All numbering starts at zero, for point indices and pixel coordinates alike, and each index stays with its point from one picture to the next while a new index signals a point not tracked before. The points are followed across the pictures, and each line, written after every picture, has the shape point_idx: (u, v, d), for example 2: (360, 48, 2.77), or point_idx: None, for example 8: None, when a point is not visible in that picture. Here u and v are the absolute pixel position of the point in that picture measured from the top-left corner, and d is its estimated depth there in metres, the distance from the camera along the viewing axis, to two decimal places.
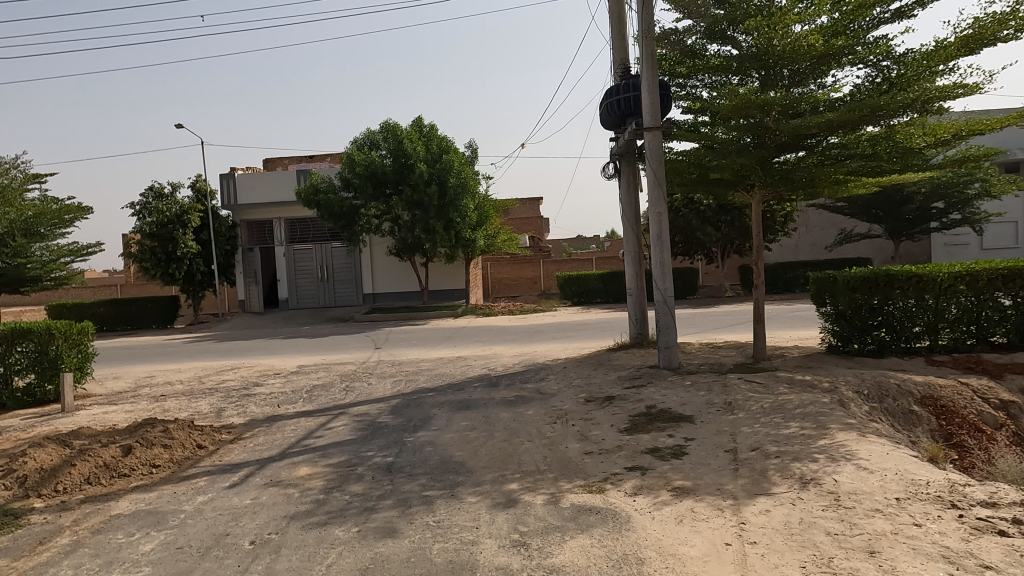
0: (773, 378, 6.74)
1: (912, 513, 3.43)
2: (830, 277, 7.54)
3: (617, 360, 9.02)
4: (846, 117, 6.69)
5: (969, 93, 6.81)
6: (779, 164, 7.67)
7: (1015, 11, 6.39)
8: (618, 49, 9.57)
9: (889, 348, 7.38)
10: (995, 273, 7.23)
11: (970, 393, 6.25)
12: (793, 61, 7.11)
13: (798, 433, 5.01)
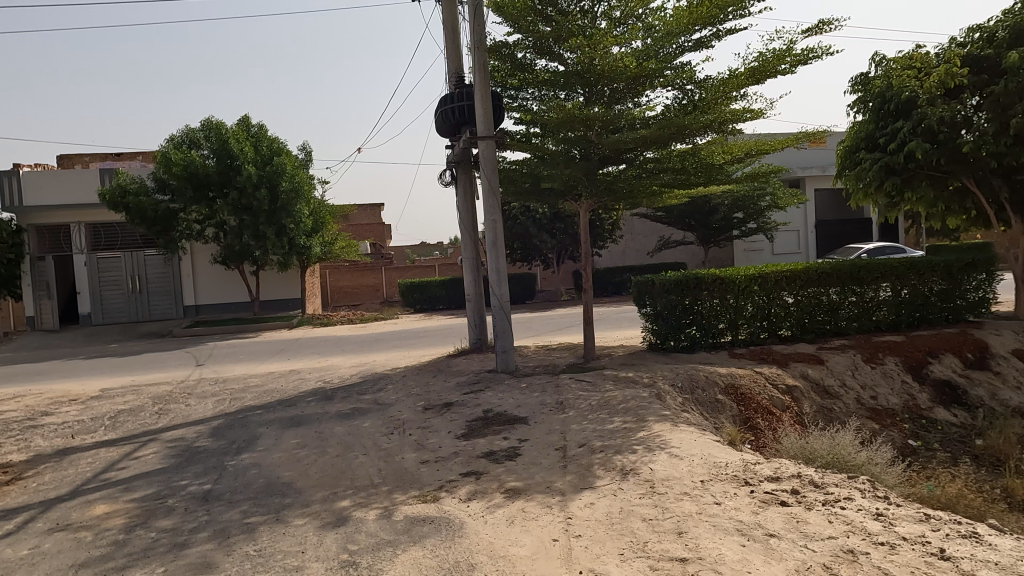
0: (600, 377, 7.17)
1: (713, 493, 3.81)
2: (648, 279, 8.13)
3: (456, 366, 9.07)
4: (656, 134, 7.30)
5: (756, 117, 7.75)
6: (603, 175, 8.21)
7: (789, 49, 7.40)
8: (452, 58, 9.67)
9: (699, 343, 8.18)
10: (781, 275, 8.33)
11: (762, 379, 7.10)
12: (612, 79, 7.62)
13: (620, 427, 5.37)
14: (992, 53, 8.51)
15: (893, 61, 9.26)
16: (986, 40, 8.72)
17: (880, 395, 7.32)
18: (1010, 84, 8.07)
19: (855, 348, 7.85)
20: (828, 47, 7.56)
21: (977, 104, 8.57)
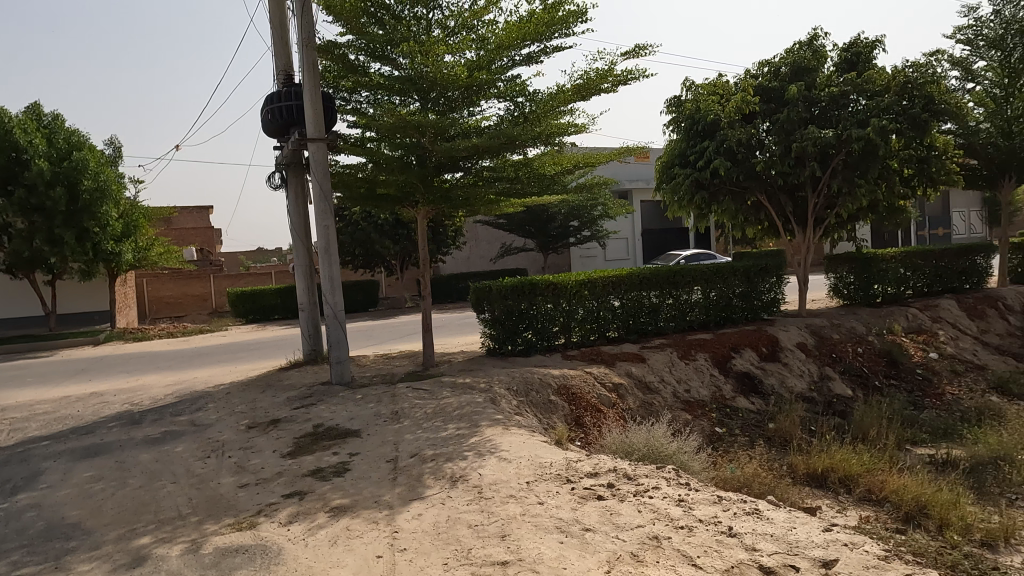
0: (437, 384, 7.14)
1: (537, 493, 3.93)
2: (486, 286, 8.23)
3: (287, 380, 8.56)
4: (489, 143, 7.44)
5: (581, 131, 8.21)
6: (439, 182, 8.22)
7: (610, 70, 7.92)
8: (280, 54, 9.16)
9: (535, 347, 8.44)
10: (608, 280, 8.85)
11: (591, 379, 7.48)
12: (445, 87, 7.64)
13: (453, 434, 5.38)
14: (777, 85, 9.75)
15: (700, 86, 10.25)
16: (773, 74, 9.96)
17: (692, 388, 8.01)
18: (791, 113, 9.30)
19: (672, 346, 8.54)
20: (643, 70, 8.19)
21: (767, 129, 9.76)
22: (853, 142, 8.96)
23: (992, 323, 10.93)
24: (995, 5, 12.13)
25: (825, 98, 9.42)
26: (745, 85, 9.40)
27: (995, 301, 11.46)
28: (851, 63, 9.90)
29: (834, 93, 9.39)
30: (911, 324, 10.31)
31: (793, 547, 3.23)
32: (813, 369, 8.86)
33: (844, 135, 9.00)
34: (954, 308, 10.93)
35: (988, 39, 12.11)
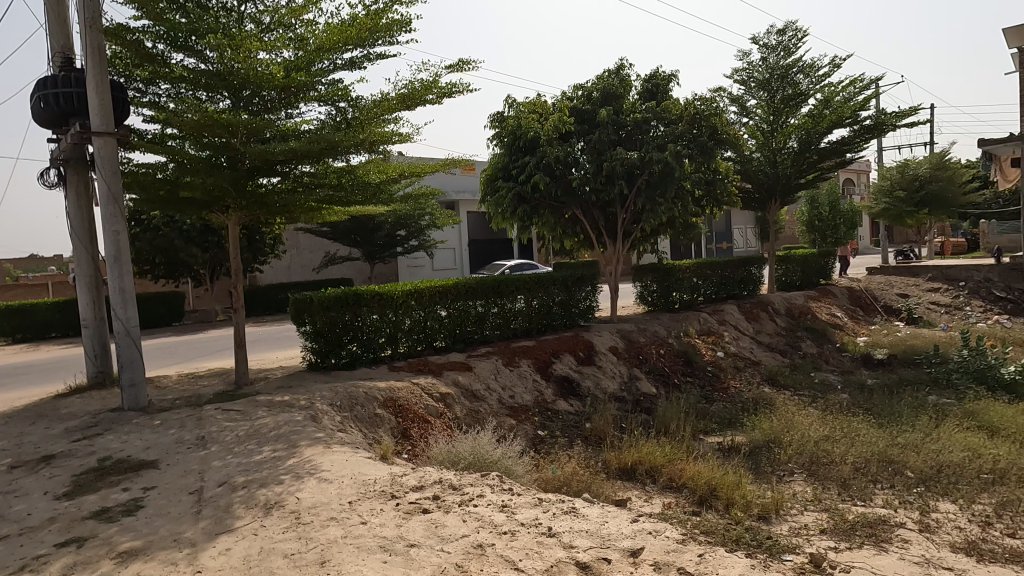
0: (251, 404, 6.60)
1: (360, 512, 3.79)
2: (306, 297, 7.79)
3: (65, 408, 7.38)
4: (308, 147, 7.09)
5: (405, 140, 8.15)
6: (253, 186, 7.65)
7: (434, 82, 7.96)
8: (57, 33, 7.96)
9: (360, 360, 8.13)
10: (434, 290, 8.82)
11: (418, 390, 7.37)
12: (259, 86, 7.14)
13: (269, 457, 5.00)
14: (590, 108, 10.49)
15: (521, 104, 10.67)
16: (586, 97, 10.69)
17: (516, 394, 8.25)
18: (602, 135, 10.06)
19: (497, 354, 8.75)
20: (467, 84, 8.35)
21: (581, 148, 10.45)
22: (654, 164, 9.92)
23: (764, 325, 12.71)
24: (762, 52, 14.22)
25: (631, 122, 10.32)
26: (561, 106, 9.98)
27: (766, 305, 13.34)
28: (651, 93, 10.97)
29: (637, 119, 10.32)
30: (703, 326, 11.63)
31: (605, 540, 3.46)
32: (623, 370, 9.61)
33: (646, 157, 9.93)
34: (736, 312, 12.53)
35: (758, 81, 14.16)
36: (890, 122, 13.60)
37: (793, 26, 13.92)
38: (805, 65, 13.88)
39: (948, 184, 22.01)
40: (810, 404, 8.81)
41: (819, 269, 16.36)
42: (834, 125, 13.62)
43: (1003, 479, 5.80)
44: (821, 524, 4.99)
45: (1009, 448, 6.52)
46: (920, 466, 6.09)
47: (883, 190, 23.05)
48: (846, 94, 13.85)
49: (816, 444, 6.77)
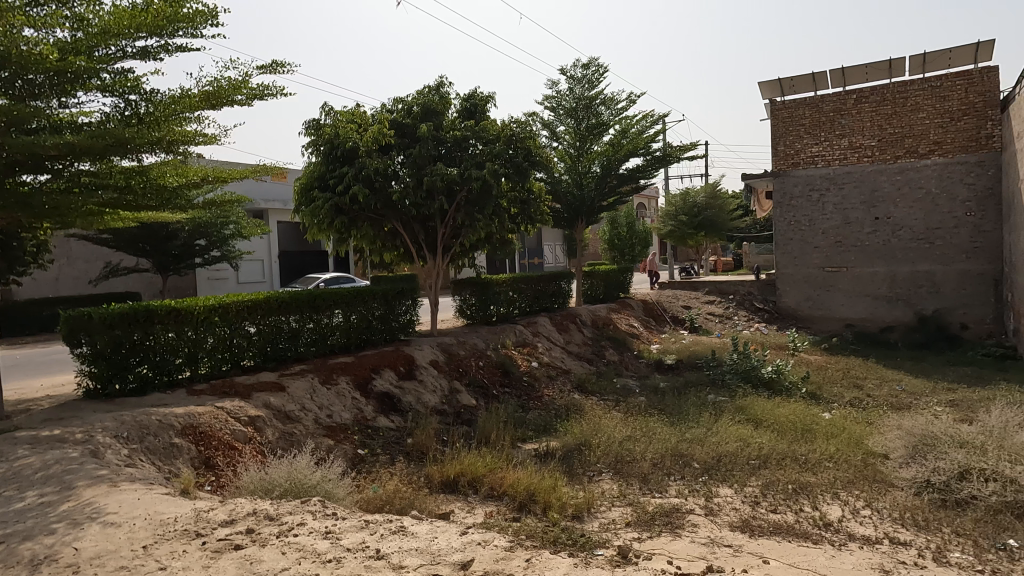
0: (8, 442, 5.54)
1: (159, 557, 3.36)
2: (84, 314, 6.77)
3: None
4: (89, 143, 6.19)
5: (209, 142, 7.47)
6: (13, 185, 6.52)
7: (244, 82, 7.41)
8: None
9: (152, 384, 7.19)
10: (242, 304, 8.10)
11: (223, 414, 6.69)
12: (24, 69, 6.09)
13: (35, 504, 4.23)
14: (410, 122, 10.49)
15: (339, 113, 10.34)
16: (406, 111, 10.67)
17: (334, 413, 7.86)
18: (422, 150, 10.10)
19: (313, 372, 8.29)
20: (280, 88, 7.89)
21: (402, 162, 10.38)
22: (473, 181, 10.18)
23: (573, 335, 13.59)
24: (570, 83, 15.34)
25: (451, 139, 10.49)
26: (381, 118, 9.85)
27: (575, 317, 14.28)
28: (470, 112, 11.27)
29: (457, 136, 10.52)
30: (519, 338, 12.13)
31: (435, 556, 3.45)
32: (444, 384, 9.65)
33: (466, 174, 10.16)
34: (548, 324, 13.26)
35: (566, 109, 15.23)
36: (676, 154, 15.42)
37: (595, 61, 15.21)
38: (606, 98, 15.24)
39: (719, 211, 25.48)
40: (614, 408, 9.60)
41: (619, 284, 17.93)
42: (630, 154, 15.11)
43: (766, 463, 6.83)
44: (627, 517, 5.45)
45: (769, 436, 7.68)
46: (703, 458, 6.93)
47: (669, 214, 25.99)
48: (640, 126, 15.44)
49: (620, 444, 7.38)
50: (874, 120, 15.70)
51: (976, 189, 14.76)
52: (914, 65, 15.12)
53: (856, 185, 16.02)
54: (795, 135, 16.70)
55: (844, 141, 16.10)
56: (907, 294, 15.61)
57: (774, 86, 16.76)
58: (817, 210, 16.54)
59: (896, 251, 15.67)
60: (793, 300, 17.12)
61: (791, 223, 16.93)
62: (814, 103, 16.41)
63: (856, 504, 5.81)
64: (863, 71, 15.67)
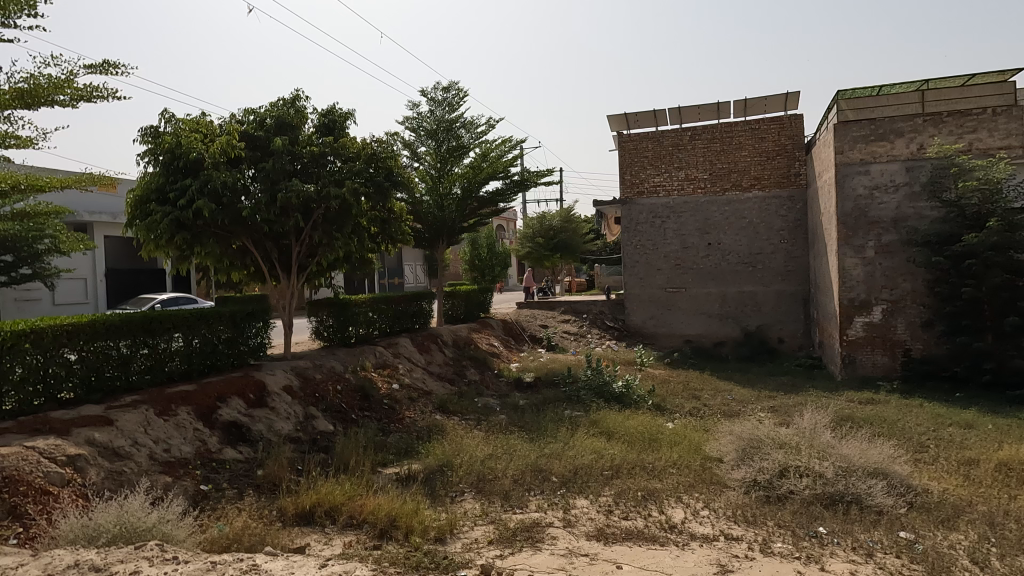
0: None
1: None
2: None
3: None
4: None
5: (24, 145, 6.63)
6: None
7: (69, 81, 6.67)
8: None
9: None
10: (61, 329, 7.14)
11: (36, 455, 5.84)
12: None
13: None
14: (262, 135, 9.98)
15: (181, 121, 9.58)
16: (258, 123, 10.15)
17: (173, 446, 7.15)
18: (276, 164, 9.63)
19: (147, 403, 7.49)
20: (112, 90, 7.19)
21: (253, 176, 9.81)
22: (331, 200, 9.86)
23: (434, 356, 13.53)
24: (430, 105, 15.46)
25: (307, 155, 10.10)
26: (230, 129, 9.27)
27: (436, 337, 14.24)
28: (328, 128, 10.96)
29: (314, 152, 10.17)
30: (379, 360, 11.85)
31: None
32: (298, 410, 9.15)
33: (323, 192, 9.81)
34: (409, 345, 13.10)
35: (426, 130, 15.32)
36: (533, 180, 16.05)
37: (456, 85, 15.48)
38: (466, 122, 15.54)
39: (573, 234, 26.84)
40: (475, 427, 9.68)
41: (480, 304, 18.17)
42: (490, 177, 15.51)
43: (618, 473, 7.23)
44: (489, 535, 5.51)
45: (621, 448, 8.16)
46: (561, 471, 7.19)
47: (526, 236, 26.90)
48: (499, 151, 15.90)
49: (482, 463, 7.45)
50: (706, 155, 17.42)
51: (788, 220, 16.87)
52: (738, 109, 17.04)
53: (693, 213, 17.63)
54: (640, 165, 18.07)
55: (681, 173, 17.69)
56: (735, 312, 17.39)
57: (621, 119, 18.05)
58: (659, 235, 17.96)
59: (726, 273, 17.42)
60: (640, 318, 18.38)
61: (637, 247, 18.22)
62: (656, 137, 17.90)
63: (696, 505, 6.34)
64: (696, 112, 17.37)
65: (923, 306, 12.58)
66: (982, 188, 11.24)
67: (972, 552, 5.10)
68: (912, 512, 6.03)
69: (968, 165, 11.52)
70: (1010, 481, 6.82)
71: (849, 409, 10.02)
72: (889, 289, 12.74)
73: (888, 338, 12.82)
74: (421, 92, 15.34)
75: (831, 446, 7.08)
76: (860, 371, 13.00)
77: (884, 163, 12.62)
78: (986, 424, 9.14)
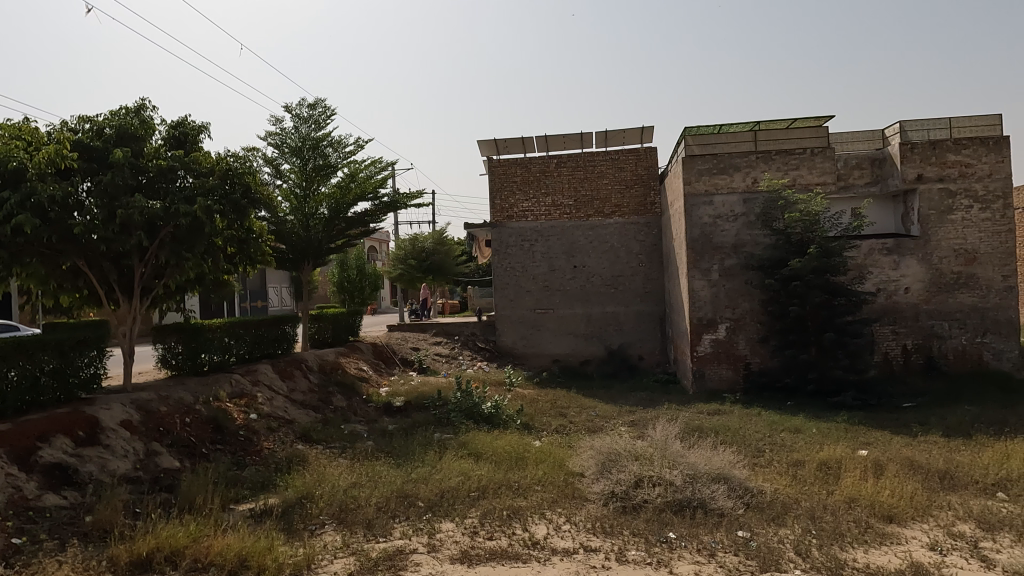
0: None
1: None
2: None
3: None
4: None
5: None
6: None
7: None
8: None
9: None
10: None
11: None
12: None
13: None
14: (99, 146, 9.12)
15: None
16: (95, 133, 9.30)
17: None
18: (115, 177, 8.81)
19: None
20: None
21: (87, 190, 8.91)
22: (180, 217, 9.15)
23: (298, 382, 12.88)
24: (295, 121, 14.93)
25: (153, 169, 9.35)
26: (60, 138, 8.40)
27: (300, 363, 13.58)
28: (178, 141, 10.25)
29: (161, 166, 9.45)
30: (235, 388, 11.07)
31: None
32: (138, 447, 8.32)
33: (171, 209, 9.08)
34: (270, 372, 12.39)
35: (291, 147, 14.75)
36: (403, 202, 15.92)
37: (322, 103, 15.09)
38: (333, 141, 15.16)
39: (446, 256, 26.91)
40: (340, 455, 9.33)
41: (349, 327, 17.60)
42: (359, 198, 15.20)
43: (484, 494, 7.27)
44: (349, 567, 5.31)
45: (488, 468, 8.21)
46: (427, 496, 7.10)
47: (399, 258, 26.62)
48: (368, 171, 15.65)
49: (344, 492, 7.18)
50: (571, 183, 18.26)
51: (646, 245, 18.06)
52: (599, 139, 18.06)
53: (559, 237, 18.35)
54: (509, 191, 18.56)
55: (548, 199, 18.39)
56: (600, 332, 18.22)
57: (491, 145, 18.48)
58: (528, 258, 18.48)
59: (590, 295, 18.25)
60: (511, 339, 18.72)
61: (507, 270, 18.61)
62: (524, 163, 18.48)
63: (558, 520, 6.52)
64: (561, 140, 18.19)
65: (759, 324, 13.92)
66: (804, 218, 12.74)
67: (796, 545, 5.68)
68: (748, 512, 6.60)
69: (793, 198, 13.02)
70: (829, 478, 7.69)
71: (698, 420, 10.82)
72: (731, 309, 13.98)
73: (731, 353, 14.03)
74: (285, 108, 14.78)
75: (680, 456, 7.60)
76: (709, 385, 14.07)
77: (725, 194, 13.93)
78: (810, 428, 10.27)
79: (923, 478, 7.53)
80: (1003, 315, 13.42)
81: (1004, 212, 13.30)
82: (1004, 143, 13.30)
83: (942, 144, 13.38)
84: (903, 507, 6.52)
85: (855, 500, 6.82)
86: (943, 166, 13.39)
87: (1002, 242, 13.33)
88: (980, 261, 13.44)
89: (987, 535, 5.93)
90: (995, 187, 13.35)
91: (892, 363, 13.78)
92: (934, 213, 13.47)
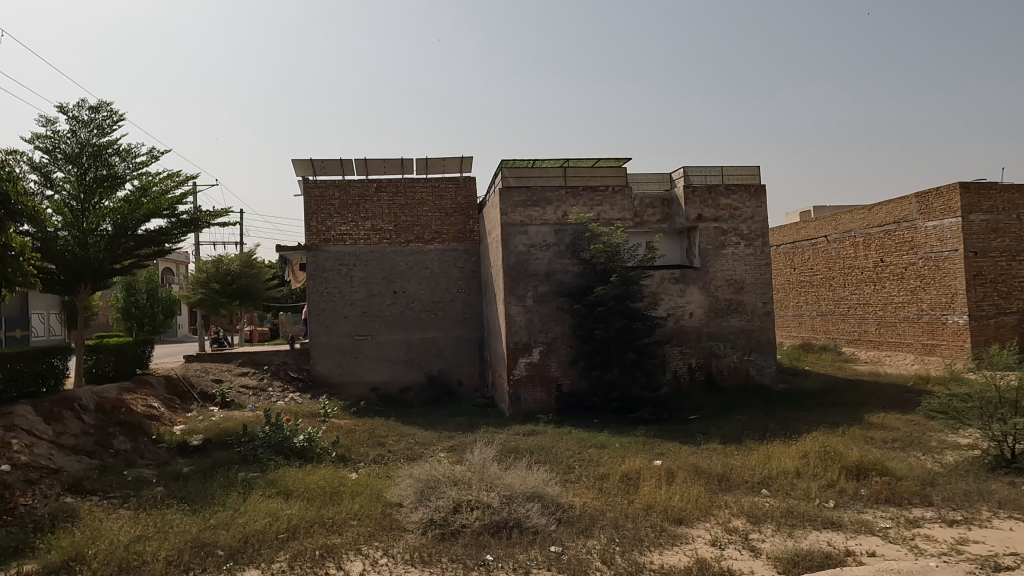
0: None
1: None
2: None
3: None
4: None
5: None
6: None
7: None
8: None
9: None
10: None
11: None
12: None
13: None
14: None
15: None
16: None
17: None
18: None
19: None
20: None
21: None
22: None
23: (67, 425, 11.05)
24: (72, 124, 13.08)
25: None
26: None
27: (71, 402, 11.67)
28: None
29: None
30: None
31: None
32: None
33: None
34: (30, 414, 10.50)
35: (65, 153, 12.83)
36: (206, 220, 14.59)
37: (108, 107, 13.44)
38: (121, 149, 13.54)
39: (254, 280, 25.05)
40: (120, 506, 8.12)
41: (137, 359, 15.47)
42: (152, 214, 13.63)
43: (294, 534, 6.79)
44: None
45: (299, 506, 7.67)
46: (228, 543, 6.45)
47: (199, 281, 24.28)
48: (163, 186, 14.18)
49: (125, 549, 6.26)
50: (391, 208, 18.13)
51: (465, 272, 18.45)
52: (419, 166, 18.21)
53: (378, 262, 18.06)
54: (326, 213, 17.91)
55: (368, 224, 18.06)
56: (419, 358, 18.15)
57: (306, 165, 17.72)
58: (346, 283, 17.90)
59: (409, 321, 18.15)
60: (326, 368, 17.89)
61: (323, 295, 17.84)
62: (342, 186, 18.00)
63: (375, 554, 6.31)
64: (381, 165, 18.01)
65: (569, 347, 14.82)
66: (606, 250, 13.90)
67: (602, 554, 6.08)
68: (560, 527, 6.92)
69: (597, 231, 14.17)
70: (629, 489, 8.36)
71: (514, 442, 11.17)
72: (544, 333, 14.74)
73: (544, 375, 14.74)
74: (59, 107, 12.89)
75: (497, 478, 7.76)
76: (524, 407, 14.62)
77: (538, 225, 14.76)
78: (614, 443, 11.10)
79: (706, 482, 8.49)
80: (764, 336, 15.72)
81: (762, 249, 15.67)
82: (761, 191, 15.74)
83: (715, 190, 15.50)
84: (689, 509, 7.28)
85: (651, 507, 7.48)
86: (717, 208, 15.49)
87: (762, 275, 15.68)
88: (746, 290, 15.66)
89: (755, 528, 6.85)
90: (756, 228, 15.70)
91: (680, 380, 15.49)
92: (711, 248, 15.49)
